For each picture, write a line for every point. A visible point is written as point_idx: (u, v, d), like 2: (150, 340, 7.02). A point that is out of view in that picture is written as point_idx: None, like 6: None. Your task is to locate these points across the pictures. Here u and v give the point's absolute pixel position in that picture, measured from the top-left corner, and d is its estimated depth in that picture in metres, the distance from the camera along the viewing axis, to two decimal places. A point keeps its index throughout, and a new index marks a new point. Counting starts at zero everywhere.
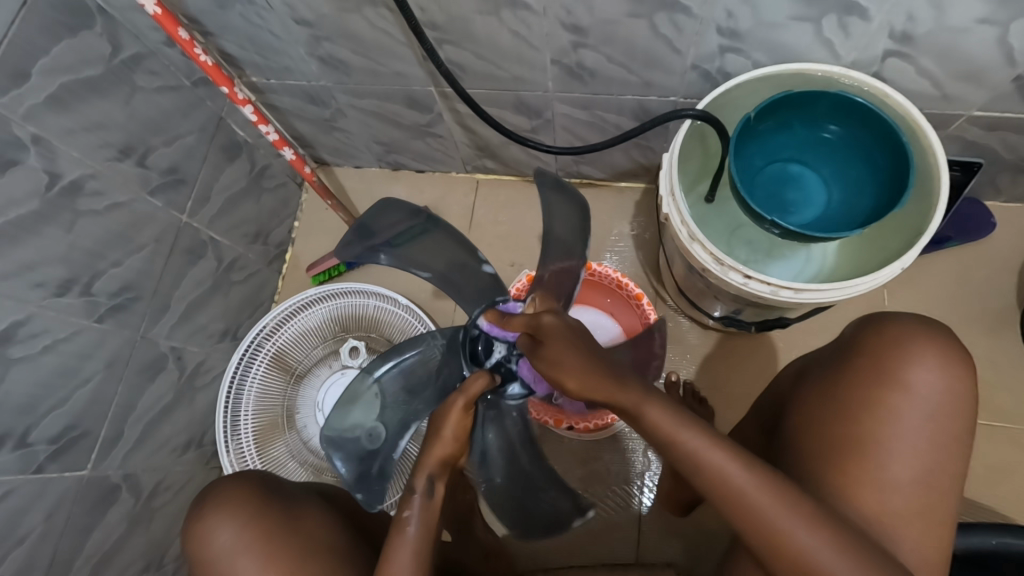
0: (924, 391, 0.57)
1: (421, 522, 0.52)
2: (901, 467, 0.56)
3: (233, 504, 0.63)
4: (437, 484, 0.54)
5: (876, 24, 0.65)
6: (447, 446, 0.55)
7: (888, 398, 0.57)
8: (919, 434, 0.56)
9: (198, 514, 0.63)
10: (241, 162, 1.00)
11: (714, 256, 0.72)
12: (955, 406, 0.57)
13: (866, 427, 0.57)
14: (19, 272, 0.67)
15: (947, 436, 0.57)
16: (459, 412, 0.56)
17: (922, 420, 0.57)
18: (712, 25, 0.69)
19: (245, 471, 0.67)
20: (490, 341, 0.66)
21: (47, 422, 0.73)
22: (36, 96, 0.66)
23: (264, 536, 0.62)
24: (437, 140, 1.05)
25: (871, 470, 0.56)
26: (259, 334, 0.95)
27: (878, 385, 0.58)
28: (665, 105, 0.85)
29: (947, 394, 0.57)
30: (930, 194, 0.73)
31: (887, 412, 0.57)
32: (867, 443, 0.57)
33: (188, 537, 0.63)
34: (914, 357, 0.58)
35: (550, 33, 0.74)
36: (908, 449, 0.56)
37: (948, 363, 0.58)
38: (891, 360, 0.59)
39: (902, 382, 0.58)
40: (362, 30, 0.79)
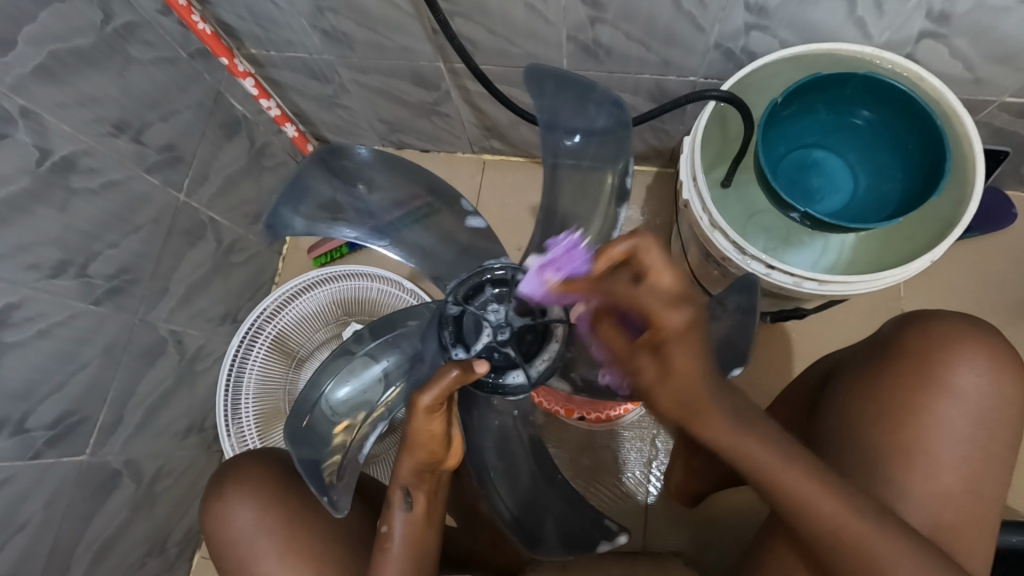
0: (969, 393, 0.55)
1: (402, 538, 0.54)
2: (948, 475, 0.54)
3: (257, 484, 0.62)
4: (415, 496, 0.55)
5: (914, 1, 0.62)
6: (423, 457, 0.53)
7: (930, 400, 0.55)
8: (965, 440, 0.55)
9: (220, 492, 0.63)
10: (240, 140, 0.96)
11: (736, 245, 0.70)
12: (1001, 409, 0.56)
13: (909, 432, 0.55)
14: (11, 253, 0.64)
15: (992, 440, 0.55)
16: (426, 412, 0.50)
17: (971, 424, 0.55)
18: (740, 1, 0.65)
19: (262, 450, 0.66)
20: (479, 316, 0.58)
21: (44, 408, 0.71)
22: (24, 66, 0.62)
23: (285, 519, 0.61)
24: (443, 119, 1.01)
25: (922, 476, 0.54)
26: (258, 317, 0.93)
27: (921, 385, 0.56)
28: (684, 85, 0.81)
29: (1000, 400, 0.56)
30: (963, 185, 0.71)
31: (933, 415, 0.55)
32: (912, 449, 0.55)
33: (208, 515, 0.63)
34: (959, 359, 0.56)
35: (567, 7, 0.70)
36: (952, 455, 0.54)
37: (998, 363, 0.56)
38: (940, 362, 0.56)
39: (948, 383, 0.56)
40: (368, 2, 0.74)
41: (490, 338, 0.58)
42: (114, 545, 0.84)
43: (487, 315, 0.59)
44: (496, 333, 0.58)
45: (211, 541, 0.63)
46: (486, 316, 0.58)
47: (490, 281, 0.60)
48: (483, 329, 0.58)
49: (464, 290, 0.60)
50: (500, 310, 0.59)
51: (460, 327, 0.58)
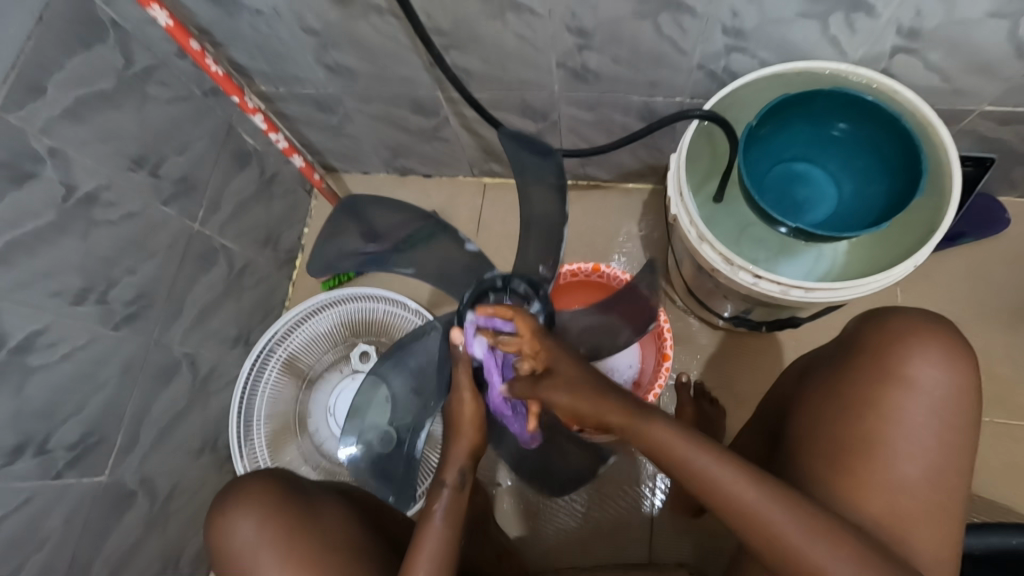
0: (929, 385, 0.57)
1: (448, 515, 0.57)
2: (909, 465, 0.56)
3: (257, 497, 0.64)
4: (467, 477, 0.59)
5: (883, 20, 0.65)
6: (466, 437, 0.60)
7: (888, 393, 0.58)
8: (925, 431, 0.56)
9: (223, 507, 0.64)
10: (252, 170, 1.02)
11: (724, 256, 0.72)
12: (960, 398, 0.57)
13: (870, 424, 0.58)
14: (36, 282, 0.69)
15: (953, 430, 0.57)
16: (469, 395, 0.61)
17: (927, 417, 0.57)
18: (718, 24, 0.69)
19: (261, 469, 0.68)
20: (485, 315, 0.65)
21: (65, 428, 0.74)
22: (52, 108, 0.67)
23: (286, 529, 0.63)
24: (443, 144, 1.06)
25: (879, 470, 0.56)
26: (270, 340, 0.96)
27: (881, 382, 0.58)
28: (671, 104, 0.84)
29: (954, 391, 0.57)
30: (942, 190, 0.73)
31: (890, 409, 0.57)
32: (875, 441, 0.57)
33: (212, 529, 0.64)
34: (914, 352, 0.58)
35: (554, 36, 0.74)
36: (912, 445, 0.56)
37: (951, 354, 0.58)
38: (898, 357, 0.58)
39: (907, 377, 0.58)
40: (369, 38, 0.79)
41: None
42: (129, 562, 0.87)
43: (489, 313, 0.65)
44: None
45: (215, 554, 0.64)
46: None
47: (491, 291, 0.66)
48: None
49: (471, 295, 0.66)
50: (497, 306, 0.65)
51: None
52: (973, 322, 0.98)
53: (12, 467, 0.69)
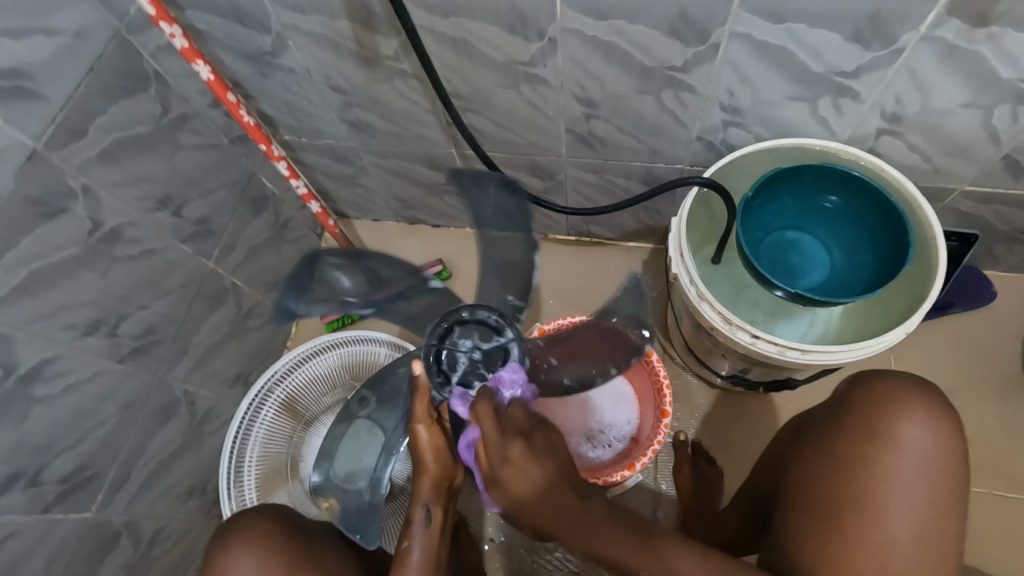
0: (915, 445, 0.58)
1: (422, 548, 0.59)
2: (899, 525, 0.56)
3: (261, 538, 0.63)
4: (433, 511, 0.61)
5: (868, 105, 0.71)
6: (434, 467, 0.62)
7: (878, 453, 0.59)
8: (914, 492, 0.57)
9: (223, 546, 0.63)
10: (267, 214, 1.05)
11: (722, 315, 0.75)
12: (946, 459, 0.59)
13: (862, 483, 0.58)
14: (52, 314, 0.70)
15: (942, 491, 0.57)
16: (428, 426, 0.62)
17: (916, 478, 0.57)
18: (716, 102, 0.75)
19: (264, 507, 0.67)
20: (454, 352, 0.67)
21: (59, 462, 0.74)
22: (90, 150, 0.71)
23: (287, 573, 0.62)
24: (453, 197, 1.10)
25: (872, 531, 0.56)
26: (269, 380, 0.95)
27: (870, 442, 0.60)
28: (672, 171, 0.90)
29: (939, 454, 0.58)
30: (927, 261, 0.77)
31: (880, 469, 0.58)
32: (866, 501, 0.57)
33: (208, 569, 0.63)
34: (900, 413, 0.60)
35: (565, 105, 0.80)
36: (902, 507, 0.57)
37: (935, 417, 0.60)
38: (886, 418, 0.60)
39: (895, 437, 0.59)
40: (391, 99, 0.85)
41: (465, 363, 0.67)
42: None
43: (459, 349, 0.67)
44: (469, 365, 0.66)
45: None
46: (461, 350, 0.67)
47: (458, 322, 0.69)
48: (456, 361, 0.67)
49: (437, 332, 0.69)
50: (469, 345, 0.68)
51: (441, 361, 0.67)
52: (966, 390, 1.00)
53: (2, 500, 0.68)
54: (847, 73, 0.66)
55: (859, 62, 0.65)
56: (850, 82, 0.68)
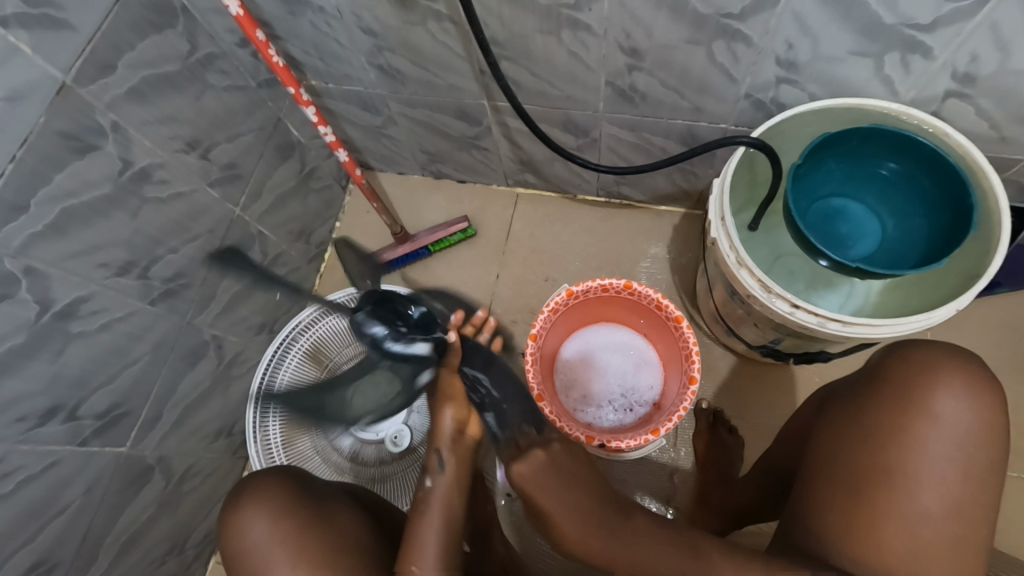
0: (952, 417, 0.57)
1: (442, 497, 0.60)
2: (928, 496, 0.55)
3: (272, 496, 0.64)
4: (449, 458, 0.62)
5: (939, 63, 0.66)
6: (453, 413, 0.63)
7: (911, 424, 0.58)
8: (946, 463, 0.56)
9: (236, 505, 0.64)
10: (294, 162, 1.04)
11: (762, 283, 0.72)
12: (985, 433, 0.57)
13: (891, 453, 0.57)
14: (86, 252, 0.70)
15: (978, 465, 0.56)
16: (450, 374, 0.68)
17: (951, 450, 0.56)
18: (771, 56, 0.70)
19: (275, 468, 0.68)
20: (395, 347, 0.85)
21: (95, 398, 0.75)
22: (119, 86, 0.70)
23: (296, 531, 0.62)
24: (482, 152, 1.07)
25: (900, 502, 0.56)
26: (293, 329, 0.96)
27: (906, 414, 0.58)
28: (714, 130, 0.85)
29: (978, 426, 0.57)
30: (988, 238, 0.73)
31: (912, 439, 0.57)
32: (895, 472, 0.57)
33: (226, 526, 0.64)
34: (940, 385, 0.58)
35: (607, 56, 0.76)
36: (934, 478, 0.56)
37: (976, 389, 0.58)
38: (925, 388, 0.58)
39: (930, 408, 0.57)
40: (424, 43, 0.81)
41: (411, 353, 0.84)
42: (138, 539, 0.87)
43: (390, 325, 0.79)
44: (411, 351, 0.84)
45: (225, 555, 0.63)
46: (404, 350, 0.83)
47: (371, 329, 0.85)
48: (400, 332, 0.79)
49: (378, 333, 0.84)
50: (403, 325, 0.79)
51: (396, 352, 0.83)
52: (1005, 371, 0.97)
53: (42, 430, 0.70)
54: (921, 26, 0.61)
55: (936, 13, 0.59)
56: (923, 36, 0.62)
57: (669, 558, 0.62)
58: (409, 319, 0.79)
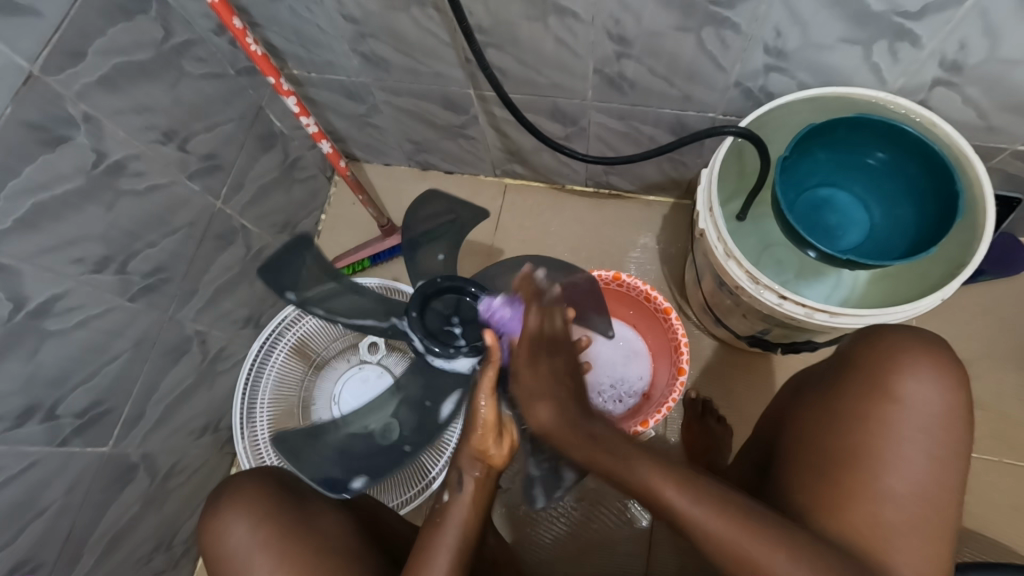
0: (919, 400, 0.58)
1: (460, 518, 0.56)
2: (895, 478, 0.56)
3: (252, 499, 0.63)
4: (467, 477, 0.58)
5: (927, 51, 0.65)
6: (478, 439, 0.58)
7: (877, 407, 0.58)
8: (912, 446, 0.57)
9: (216, 509, 0.64)
10: (277, 152, 1.02)
11: (749, 274, 0.72)
12: (950, 415, 0.58)
13: (856, 437, 0.58)
14: (60, 247, 0.68)
15: (945, 448, 0.57)
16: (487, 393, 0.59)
17: (915, 431, 0.57)
18: (760, 43, 0.69)
19: (256, 469, 0.67)
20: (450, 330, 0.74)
21: (74, 397, 0.74)
22: (90, 74, 0.67)
23: (279, 532, 0.62)
24: (469, 142, 1.05)
25: (865, 483, 0.57)
26: (282, 322, 0.94)
27: (872, 397, 0.59)
28: (703, 120, 0.84)
29: (943, 408, 0.58)
30: (974, 228, 0.73)
31: (877, 421, 0.58)
32: (862, 454, 0.57)
33: (206, 530, 0.63)
34: (905, 368, 0.59)
35: (595, 43, 0.75)
36: (899, 459, 0.56)
37: (940, 371, 0.59)
38: (890, 371, 0.59)
39: (894, 390, 0.58)
40: (408, 30, 0.79)
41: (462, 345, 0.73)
42: (124, 537, 0.86)
43: (447, 326, 0.74)
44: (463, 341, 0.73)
45: (207, 558, 0.63)
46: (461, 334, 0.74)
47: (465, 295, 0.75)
48: (455, 343, 0.73)
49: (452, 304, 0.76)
50: (460, 328, 0.74)
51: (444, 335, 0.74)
52: (988, 359, 0.98)
53: (20, 430, 0.68)
54: (910, 13, 0.61)
55: (925, 0, 0.59)
56: (911, 23, 0.62)
57: (650, 461, 0.56)
58: (466, 315, 0.75)
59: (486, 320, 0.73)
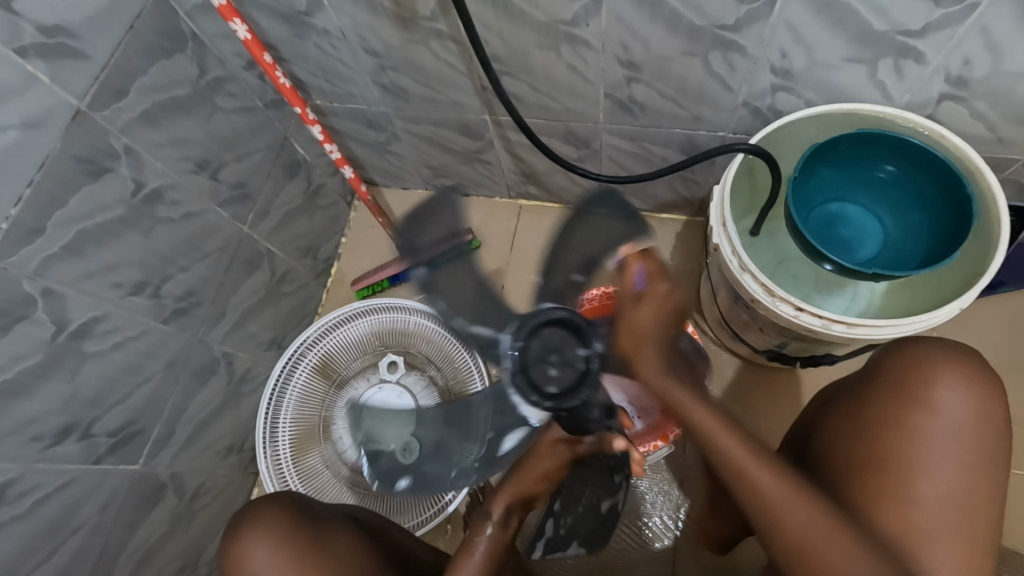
0: (950, 408, 0.58)
1: (488, 550, 0.59)
2: (926, 485, 0.56)
3: (270, 522, 0.64)
4: (511, 517, 0.61)
5: (931, 68, 0.67)
6: (526, 485, 0.63)
7: (909, 415, 0.58)
8: (944, 454, 0.57)
9: (236, 532, 0.64)
10: (300, 180, 1.06)
11: (765, 287, 0.73)
12: (982, 423, 0.58)
13: (888, 445, 0.58)
14: (101, 272, 0.72)
15: (975, 453, 0.57)
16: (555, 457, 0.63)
17: (947, 439, 0.57)
18: (767, 65, 0.71)
19: (275, 492, 0.67)
20: (537, 365, 0.63)
21: (109, 416, 0.77)
22: (132, 110, 0.72)
23: (296, 556, 0.62)
24: (484, 165, 1.09)
25: (896, 491, 0.56)
26: (302, 344, 0.97)
27: (903, 405, 0.59)
28: (713, 139, 0.86)
29: (974, 415, 0.58)
30: (988, 238, 0.74)
31: (909, 430, 0.58)
32: (894, 462, 0.57)
33: (225, 553, 0.64)
34: (937, 376, 0.59)
35: (606, 69, 0.78)
36: (932, 467, 0.56)
37: (971, 378, 0.59)
38: (921, 380, 0.59)
39: (925, 398, 0.58)
40: (426, 61, 0.83)
41: (550, 387, 0.63)
42: (153, 557, 0.88)
43: (543, 365, 0.63)
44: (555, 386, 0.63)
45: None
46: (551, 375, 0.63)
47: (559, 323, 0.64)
48: (544, 390, 0.63)
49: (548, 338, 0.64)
50: (557, 370, 0.63)
51: (526, 372, 0.63)
52: (1014, 371, 0.96)
53: (58, 449, 0.71)
54: (912, 32, 0.63)
55: (927, 18, 0.61)
56: (915, 42, 0.64)
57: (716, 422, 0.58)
58: (569, 359, 0.63)
59: (586, 374, 0.63)
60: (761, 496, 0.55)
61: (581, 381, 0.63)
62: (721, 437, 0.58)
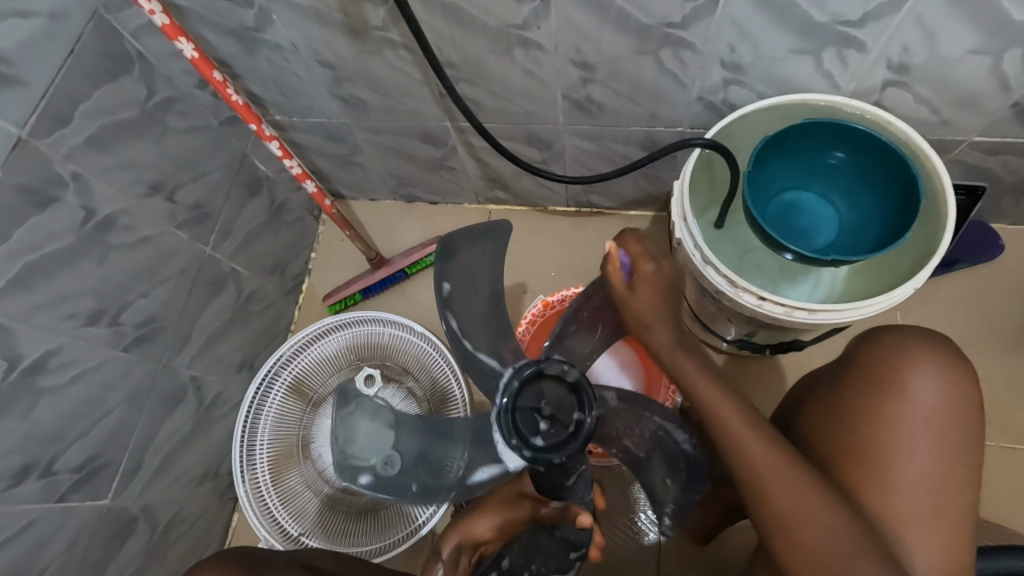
0: (927, 396, 0.59)
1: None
2: (907, 472, 0.57)
3: None
4: (461, 558, 0.64)
5: (873, 56, 0.69)
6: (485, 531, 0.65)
7: (888, 404, 0.60)
8: (923, 441, 0.58)
9: None
10: (263, 197, 1.04)
11: (728, 279, 0.74)
12: (959, 408, 0.59)
13: (869, 434, 0.59)
14: (52, 304, 0.70)
15: (953, 438, 0.58)
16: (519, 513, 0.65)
17: (925, 427, 0.58)
18: (716, 60, 0.73)
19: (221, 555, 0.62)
20: (526, 411, 0.64)
21: (71, 452, 0.74)
22: (77, 136, 0.70)
23: None
24: (449, 172, 1.08)
25: (876, 479, 0.58)
26: (275, 362, 0.96)
27: (883, 395, 0.60)
28: (671, 135, 0.88)
29: (951, 402, 0.59)
30: (938, 218, 0.76)
31: (890, 420, 0.59)
32: (873, 450, 0.59)
33: None
34: (913, 365, 0.60)
35: (561, 71, 0.78)
36: (911, 454, 0.58)
37: (948, 367, 0.60)
38: (899, 369, 0.60)
39: (903, 387, 0.60)
40: (382, 70, 0.83)
41: (536, 436, 0.63)
42: None
43: (535, 414, 0.64)
44: (537, 439, 0.63)
45: None
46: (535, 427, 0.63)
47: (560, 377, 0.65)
48: (531, 439, 0.63)
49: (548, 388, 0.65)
50: (546, 424, 0.63)
51: (516, 418, 0.64)
52: (976, 345, 0.99)
53: (16, 490, 0.68)
54: (851, 22, 0.64)
55: (865, 9, 0.62)
56: (855, 32, 0.65)
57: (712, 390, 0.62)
58: (558, 417, 0.63)
59: (574, 436, 0.63)
60: (749, 464, 0.58)
61: (564, 446, 0.63)
62: (720, 409, 0.61)
